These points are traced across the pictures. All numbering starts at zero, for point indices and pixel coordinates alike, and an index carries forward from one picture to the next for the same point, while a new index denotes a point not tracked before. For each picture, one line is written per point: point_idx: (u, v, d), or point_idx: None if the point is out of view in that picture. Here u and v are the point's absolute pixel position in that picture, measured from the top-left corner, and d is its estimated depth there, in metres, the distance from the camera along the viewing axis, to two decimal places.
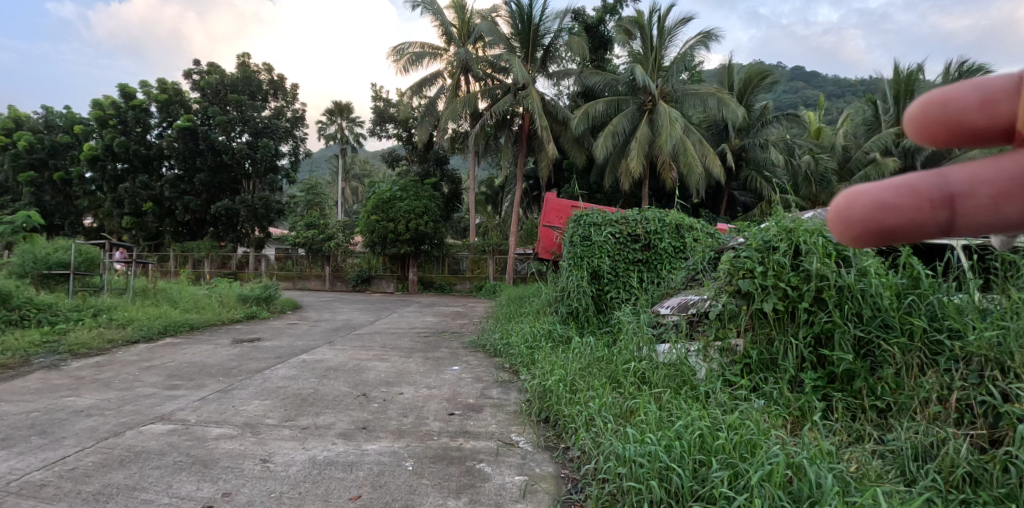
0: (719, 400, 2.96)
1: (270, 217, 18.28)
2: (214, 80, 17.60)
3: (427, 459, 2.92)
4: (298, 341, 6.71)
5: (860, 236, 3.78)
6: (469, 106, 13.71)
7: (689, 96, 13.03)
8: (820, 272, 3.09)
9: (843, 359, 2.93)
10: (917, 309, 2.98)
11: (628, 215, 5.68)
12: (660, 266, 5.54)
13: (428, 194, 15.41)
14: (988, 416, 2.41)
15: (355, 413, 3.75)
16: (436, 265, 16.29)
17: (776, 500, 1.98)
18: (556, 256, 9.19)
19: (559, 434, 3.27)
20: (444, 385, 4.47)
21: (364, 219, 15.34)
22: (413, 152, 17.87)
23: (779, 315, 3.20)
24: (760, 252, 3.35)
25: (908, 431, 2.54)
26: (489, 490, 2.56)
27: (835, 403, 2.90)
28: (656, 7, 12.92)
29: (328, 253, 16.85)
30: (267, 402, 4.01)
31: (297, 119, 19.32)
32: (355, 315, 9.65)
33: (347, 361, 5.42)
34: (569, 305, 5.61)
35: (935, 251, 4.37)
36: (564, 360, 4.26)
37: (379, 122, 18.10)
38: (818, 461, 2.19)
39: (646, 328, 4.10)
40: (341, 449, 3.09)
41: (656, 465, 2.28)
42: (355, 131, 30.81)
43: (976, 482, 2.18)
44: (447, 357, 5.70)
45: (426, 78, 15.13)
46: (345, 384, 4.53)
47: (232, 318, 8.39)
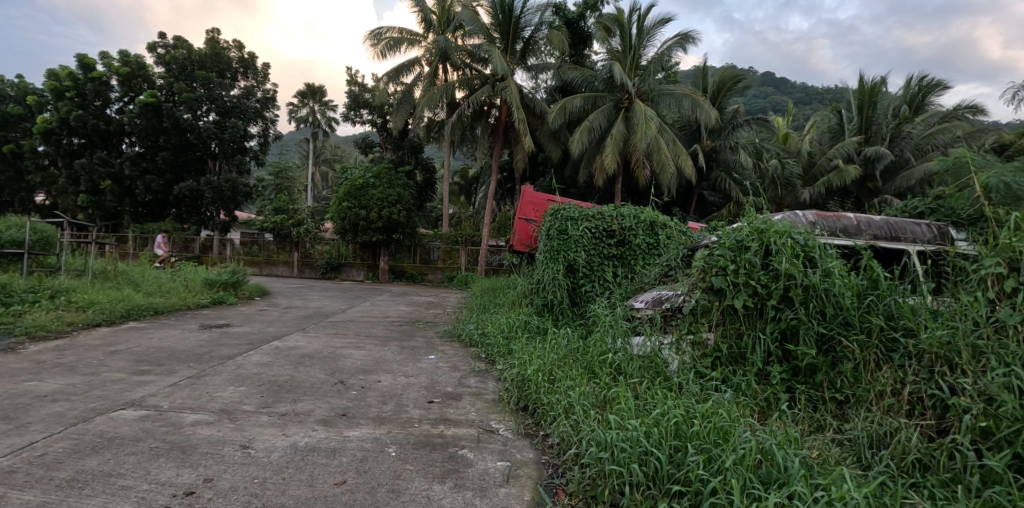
0: (693, 390, 3.13)
1: (236, 200, 17.75)
2: (181, 56, 16.95)
3: (410, 445, 2.98)
4: (270, 327, 6.64)
5: (827, 241, 4.05)
6: (446, 95, 13.65)
7: (665, 96, 13.28)
8: (788, 272, 3.27)
9: (806, 354, 3.12)
10: (876, 308, 3.20)
11: (604, 210, 5.83)
12: (634, 261, 5.69)
13: (402, 182, 15.27)
14: (936, 408, 2.62)
15: (334, 400, 3.76)
16: (407, 255, 16.22)
17: (747, 483, 2.14)
18: (531, 250, 9.18)
19: (537, 422, 3.36)
20: (422, 374, 4.52)
21: (335, 206, 15.12)
22: (386, 139, 17.69)
23: (749, 311, 3.37)
24: (733, 250, 3.51)
25: (864, 422, 2.73)
26: (472, 475, 2.63)
27: (799, 395, 3.10)
28: (636, 6, 13.07)
29: (297, 239, 16.55)
30: (242, 389, 3.97)
31: (268, 100, 18.80)
32: (327, 303, 9.55)
33: (323, 349, 5.42)
34: (544, 298, 5.69)
35: (893, 256, 4.69)
36: (541, 350, 4.34)
37: (353, 107, 17.80)
38: (784, 448, 2.35)
39: (621, 321, 4.23)
40: (322, 435, 3.10)
41: (636, 450, 2.40)
42: (328, 115, 30.17)
43: (924, 467, 2.38)
44: (423, 346, 5.74)
45: (403, 65, 14.96)
46: (321, 371, 4.53)
47: (199, 304, 8.19)
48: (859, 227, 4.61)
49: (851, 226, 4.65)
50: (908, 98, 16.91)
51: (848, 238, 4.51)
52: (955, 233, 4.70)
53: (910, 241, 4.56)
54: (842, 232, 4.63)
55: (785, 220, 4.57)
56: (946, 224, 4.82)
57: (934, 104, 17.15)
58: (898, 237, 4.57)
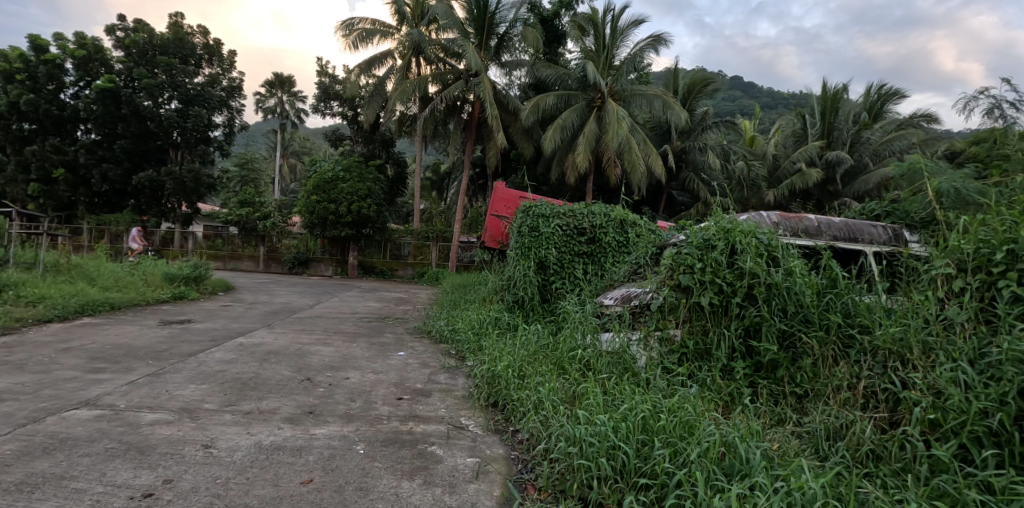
0: (660, 385, 3.18)
1: (199, 192, 17.16)
2: (142, 40, 16.27)
3: (378, 443, 2.95)
4: (234, 323, 6.47)
5: (790, 241, 4.20)
6: (419, 89, 13.51)
7: (637, 96, 13.44)
8: (752, 271, 3.37)
9: (768, 350, 3.23)
10: (834, 306, 3.33)
11: (575, 208, 5.89)
12: (604, 259, 5.75)
13: (373, 176, 15.08)
14: (889, 401, 2.74)
15: (301, 397, 3.70)
16: (377, 250, 16.05)
17: (711, 475, 2.20)
18: (502, 246, 9.19)
19: (507, 418, 3.37)
20: (391, 370, 4.48)
21: (304, 199, 14.83)
22: (357, 132, 17.41)
23: (714, 308, 3.46)
24: (700, 249, 3.60)
25: (822, 415, 2.83)
26: (441, 472, 2.63)
27: (761, 390, 3.19)
28: (610, 6, 13.18)
29: (263, 233, 16.15)
30: (203, 387, 3.86)
31: (234, 89, 18.21)
32: (294, 298, 9.36)
33: (289, 345, 5.31)
34: (515, 294, 5.70)
35: (850, 256, 4.87)
36: (511, 347, 4.36)
37: (323, 98, 17.43)
38: (746, 440, 2.43)
39: (591, 317, 4.29)
40: (288, 433, 3.05)
41: (604, 444, 2.43)
42: (297, 105, 29.46)
43: (877, 457, 2.49)
44: (392, 342, 5.69)
45: (375, 57, 14.74)
46: (287, 368, 4.44)
47: (158, 299, 7.92)
48: (819, 227, 4.79)
49: (812, 227, 4.81)
50: (868, 105, 17.69)
51: (808, 238, 4.68)
52: (908, 235, 4.91)
53: (867, 242, 4.75)
54: (803, 233, 4.79)
55: (750, 219, 4.70)
56: (901, 226, 5.04)
57: (892, 111, 17.89)
58: (856, 238, 4.75)
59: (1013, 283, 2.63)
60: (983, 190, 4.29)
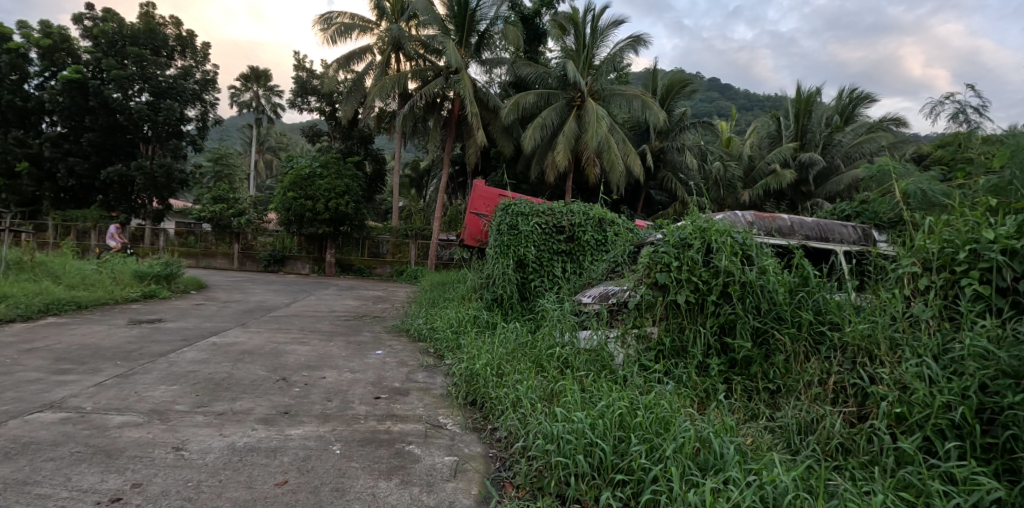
0: (636, 382, 3.22)
1: (171, 188, 16.72)
2: (111, 29, 15.78)
3: (355, 442, 2.92)
4: (207, 322, 6.33)
5: (764, 240, 4.29)
6: (398, 85, 13.39)
7: (617, 96, 13.54)
8: (728, 269, 3.43)
9: (742, 346, 3.29)
10: (806, 304, 3.41)
11: (554, 207, 5.91)
12: (583, 257, 5.78)
13: (351, 173, 14.90)
14: (857, 396, 2.81)
15: (276, 398, 3.64)
16: (355, 248, 15.85)
17: (686, 470, 2.23)
18: (482, 244, 9.17)
19: (485, 416, 3.37)
20: (368, 369, 4.44)
21: (280, 195, 14.57)
22: (335, 128, 17.18)
23: (690, 306, 3.51)
24: (677, 248, 3.65)
25: (793, 409, 2.90)
26: (419, 471, 2.61)
27: (735, 386, 3.24)
28: (591, 6, 13.25)
29: (237, 230, 15.82)
30: (174, 388, 3.77)
31: (207, 82, 17.74)
32: (269, 297, 9.19)
33: (264, 345, 5.22)
34: (494, 292, 5.70)
35: (822, 256, 4.99)
36: (489, 345, 4.35)
37: (300, 93, 17.13)
38: (721, 436, 2.47)
39: (569, 315, 4.31)
40: (262, 434, 2.99)
41: (582, 441, 2.45)
42: (273, 100, 28.92)
43: (846, 450, 2.55)
44: (370, 341, 5.63)
45: (354, 52, 14.55)
46: (262, 368, 4.36)
47: (128, 298, 7.71)
48: (792, 227, 4.89)
49: (785, 226, 4.91)
50: (840, 108, 18.13)
51: (782, 237, 4.77)
52: (877, 235, 5.06)
53: (837, 242, 4.87)
54: (777, 232, 4.88)
55: (726, 219, 4.77)
56: (870, 226, 5.19)
57: (863, 115, 18.36)
58: (827, 238, 4.87)
59: (976, 282, 2.72)
60: (947, 192, 4.44)
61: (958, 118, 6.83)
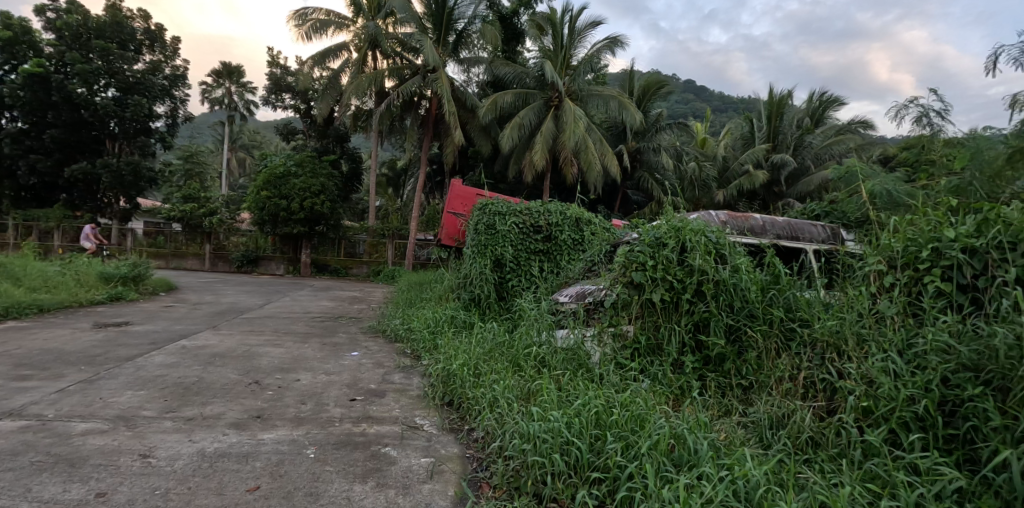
0: (613, 380, 3.24)
1: (139, 186, 16.25)
2: (75, 22, 15.24)
3: (330, 446, 2.88)
4: (176, 325, 6.17)
5: (737, 239, 4.36)
6: (375, 83, 13.24)
7: (594, 96, 13.63)
8: (702, 268, 3.48)
9: (716, 344, 3.34)
10: (777, 301, 3.48)
11: (531, 206, 5.92)
12: (560, 256, 5.81)
13: (327, 172, 14.69)
14: (826, 391, 2.88)
15: (248, 402, 3.56)
16: (331, 248, 15.64)
17: (661, 467, 2.25)
18: (459, 244, 9.13)
19: (462, 416, 3.36)
20: (344, 371, 4.38)
21: (253, 194, 14.29)
22: (310, 126, 16.92)
23: (666, 304, 3.56)
24: (652, 247, 3.69)
25: (766, 405, 2.95)
26: (395, 473, 2.59)
27: (709, 382, 3.29)
28: (569, 7, 13.31)
29: (209, 230, 15.45)
30: (142, 393, 3.66)
31: (177, 77, 17.24)
32: (242, 298, 9.00)
33: (236, 347, 5.11)
34: (471, 292, 5.68)
35: (792, 254, 5.11)
36: (466, 345, 4.34)
37: (274, 90, 16.82)
38: (695, 432, 2.50)
39: (546, 314, 4.33)
40: (234, 439, 2.93)
41: (558, 440, 2.45)
42: (246, 97, 28.33)
43: (816, 444, 2.61)
44: (346, 342, 5.56)
45: (329, 49, 14.34)
46: (233, 371, 4.27)
47: (93, 300, 7.48)
48: (764, 227, 4.96)
49: (757, 226, 4.98)
50: (810, 111, 18.59)
51: (754, 237, 4.86)
52: (845, 234, 5.20)
53: (807, 241, 4.99)
54: (749, 232, 4.95)
55: (700, 218, 4.84)
56: (838, 226, 5.34)
57: (832, 117, 18.86)
58: (797, 237, 4.99)
59: (937, 279, 2.82)
60: (911, 192, 4.61)
61: (921, 122, 7.05)
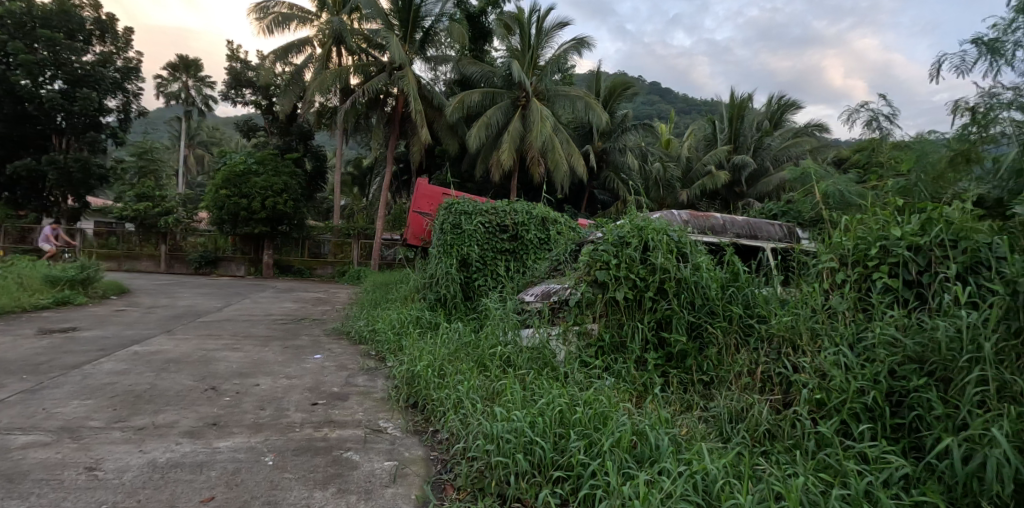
0: (577, 379, 3.26)
1: (89, 184, 15.51)
2: (17, 10, 14.39)
3: (289, 452, 2.80)
4: (128, 330, 5.90)
5: (698, 238, 4.46)
6: (340, 80, 12.99)
7: (561, 96, 13.71)
8: (664, 266, 3.55)
9: (678, 340, 3.41)
10: (736, 298, 3.57)
11: (497, 206, 5.91)
12: (526, 256, 5.81)
13: (289, 170, 14.34)
14: (782, 384, 2.97)
15: (203, 408, 3.44)
16: (294, 248, 15.28)
17: (623, 464, 2.28)
18: (425, 244, 9.05)
19: (426, 418, 3.32)
20: (306, 374, 4.28)
21: (212, 193, 13.82)
22: (272, 123, 16.47)
23: (629, 302, 3.62)
24: (615, 246, 3.74)
25: (726, 399, 3.02)
26: (357, 478, 2.54)
27: (672, 378, 3.35)
28: (536, 7, 13.36)
29: (164, 230, 14.88)
30: (89, 402, 3.48)
31: (130, 70, 16.46)
32: (200, 300, 8.69)
33: (193, 352, 4.93)
34: (437, 292, 5.63)
35: (750, 252, 5.24)
36: (431, 346, 4.30)
37: (234, 85, 16.29)
38: (657, 428, 2.54)
39: (512, 314, 4.33)
40: (188, 448, 2.82)
41: (521, 440, 2.45)
42: (204, 92, 27.38)
43: (772, 436, 2.69)
44: (308, 345, 5.44)
45: (292, 44, 13.99)
46: (189, 377, 4.11)
47: (38, 305, 7.10)
48: (724, 225, 5.05)
49: (718, 225, 5.07)
50: (769, 114, 19.20)
51: (714, 235, 4.96)
52: (800, 233, 5.37)
53: (765, 240, 5.14)
54: (710, 230, 5.04)
55: (662, 218, 4.91)
56: (794, 225, 5.52)
57: (790, 120, 19.52)
58: (755, 236, 5.12)
59: (885, 275, 2.94)
60: (861, 193, 4.81)
61: (871, 125, 7.32)
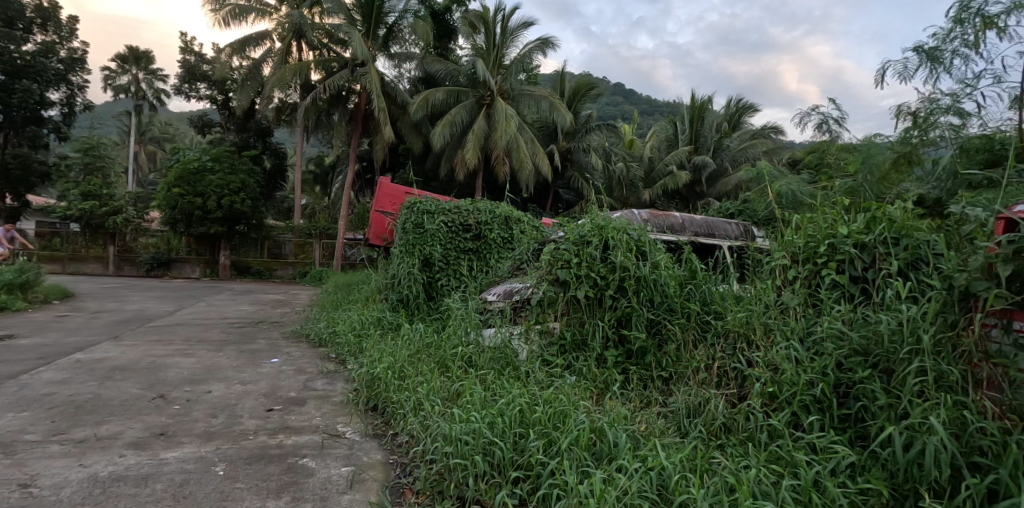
0: (538, 378, 3.26)
1: (29, 182, 14.65)
2: None
3: (241, 461, 2.70)
4: (71, 336, 5.58)
5: (658, 236, 4.54)
6: (300, 76, 12.67)
7: (525, 96, 13.74)
8: (623, 265, 3.60)
9: (638, 338, 3.45)
10: (694, 295, 3.65)
11: (460, 205, 5.87)
12: (489, 255, 5.79)
13: (247, 168, 13.90)
14: (737, 379, 3.03)
15: (150, 418, 3.28)
16: (253, 248, 14.84)
17: (581, 462, 2.28)
18: (388, 243, 8.92)
19: (386, 421, 3.26)
20: (262, 379, 4.15)
21: (163, 191, 13.26)
22: (228, 119, 15.93)
23: (590, 301, 3.64)
24: (576, 245, 3.77)
25: (684, 394, 3.06)
26: (312, 486, 2.47)
27: (632, 375, 3.39)
28: (501, 6, 13.34)
29: (113, 231, 14.20)
30: (24, 415, 3.28)
31: (75, 61, 15.59)
32: (150, 304, 8.32)
33: (141, 359, 4.71)
34: (399, 293, 5.54)
35: (708, 250, 5.37)
36: (393, 347, 4.22)
37: (188, 79, 15.67)
38: (615, 425, 2.56)
39: (474, 314, 4.31)
40: (132, 461, 2.68)
41: (480, 441, 2.43)
42: (156, 85, 26.25)
43: (728, 429, 2.75)
44: (265, 349, 5.27)
45: (250, 38, 13.56)
46: (135, 386, 3.92)
47: None
48: (683, 224, 5.16)
49: (677, 224, 5.18)
50: (728, 116, 19.74)
51: (674, 234, 5.06)
52: (755, 231, 5.54)
53: (722, 238, 5.27)
54: (670, 229, 5.14)
55: (623, 216, 4.98)
56: (750, 223, 5.69)
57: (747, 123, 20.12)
58: (713, 234, 5.25)
59: (834, 271, 3.04)
60: (812, 193, 4.99)
61: (822, 128, 7.61)
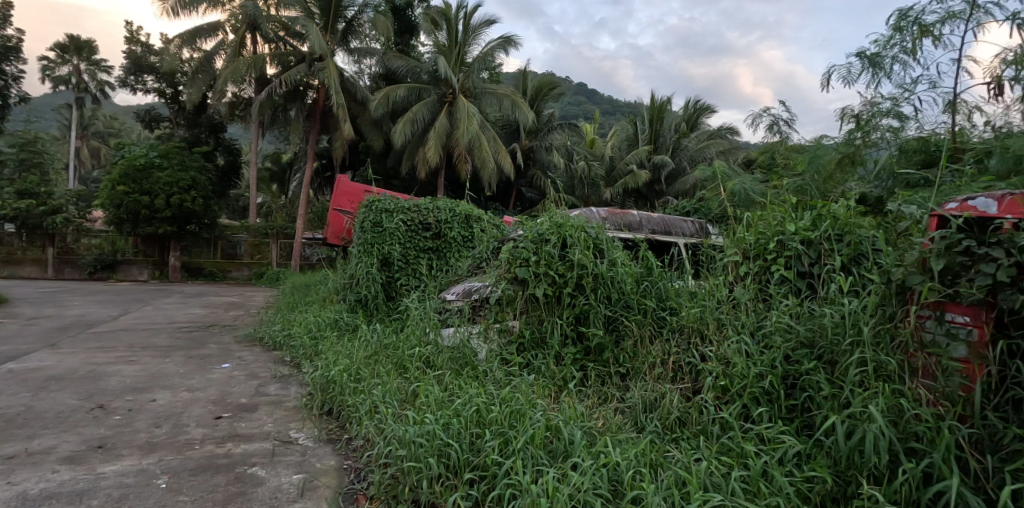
0: (496, 377, 3.24)
1: None
2: None
3: (186, 472, 2.58)
4: (2, 345, 5.22)
5: (615, 234, 4.59)
6: (254, 69, 12.26)
7: (487, 94, 13.70)
8: (581, 262, 3.62)
9: (595, 334, 3.48)
10: (650, 291, 3.71)
11: (420, 203, 5.80)
12: (449, 254, 5.74)
13: (198, 165, 13.36)
14: (692, 373, 3.09)
15: (88, 430, 3.10)
16: (206, 249, 14.29)
17: (536, 460, 2.28)
18: (347, 243, 8.74)
19: (341, 425, 3.18)
20: (211, 386, 3.98)
21: (107, 189, 12.59)
22: (178, 113, 15.26)
23: (548, 299, 3.65)
24: (535, 243, 3.77)
25: (640, 390, 3.10)
26: (262, 495, 2.38)
27: (590, 372, 3.41)
28: (463, 3, 13.25)
29: (52, 231, 13.39)
30: None
31: (8, 50, 14.61)
32: (93, 309, 7.88)
33: (80, 367, 4.45)
34: (357, 293, 5.43)
35: (664, 247, 5.48)
36: (349, 349, 4.13)
37: (133, 71, 14.93)
38: (571, 422, 2.57)
39: (432, 314, 4.26)
40: (66, 477, 2.52)
41: (435, 443, 2.40)
42: (100, 77, 24.91)
43: (682, 422, 2.80)
44: (216, 354, 5.07)
45: (201, 29, 13.03)
46: (72, 396, 3.70)
47: None
48: (640, 222, 5.25)
49: (634, 222, 5.25)
50: (686, 117, 20.20)
51: (631, 232, 5.14)
52: (710, 229, 5.69)
53: (678, 235, 5.39)
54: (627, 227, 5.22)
55: (581, 214, 5.02)
56: (705, 221, 5.83)
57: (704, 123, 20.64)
58: (669, 232, 5.36)
59: (782, 267, 3.14)
60: (763, 191, 5.15)
61: (772, 129, 7.88)
